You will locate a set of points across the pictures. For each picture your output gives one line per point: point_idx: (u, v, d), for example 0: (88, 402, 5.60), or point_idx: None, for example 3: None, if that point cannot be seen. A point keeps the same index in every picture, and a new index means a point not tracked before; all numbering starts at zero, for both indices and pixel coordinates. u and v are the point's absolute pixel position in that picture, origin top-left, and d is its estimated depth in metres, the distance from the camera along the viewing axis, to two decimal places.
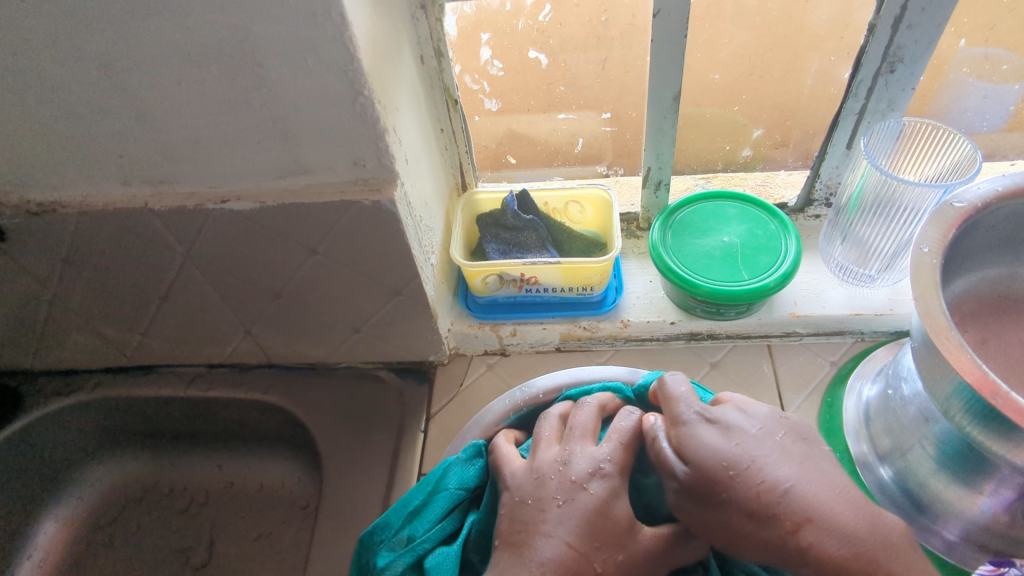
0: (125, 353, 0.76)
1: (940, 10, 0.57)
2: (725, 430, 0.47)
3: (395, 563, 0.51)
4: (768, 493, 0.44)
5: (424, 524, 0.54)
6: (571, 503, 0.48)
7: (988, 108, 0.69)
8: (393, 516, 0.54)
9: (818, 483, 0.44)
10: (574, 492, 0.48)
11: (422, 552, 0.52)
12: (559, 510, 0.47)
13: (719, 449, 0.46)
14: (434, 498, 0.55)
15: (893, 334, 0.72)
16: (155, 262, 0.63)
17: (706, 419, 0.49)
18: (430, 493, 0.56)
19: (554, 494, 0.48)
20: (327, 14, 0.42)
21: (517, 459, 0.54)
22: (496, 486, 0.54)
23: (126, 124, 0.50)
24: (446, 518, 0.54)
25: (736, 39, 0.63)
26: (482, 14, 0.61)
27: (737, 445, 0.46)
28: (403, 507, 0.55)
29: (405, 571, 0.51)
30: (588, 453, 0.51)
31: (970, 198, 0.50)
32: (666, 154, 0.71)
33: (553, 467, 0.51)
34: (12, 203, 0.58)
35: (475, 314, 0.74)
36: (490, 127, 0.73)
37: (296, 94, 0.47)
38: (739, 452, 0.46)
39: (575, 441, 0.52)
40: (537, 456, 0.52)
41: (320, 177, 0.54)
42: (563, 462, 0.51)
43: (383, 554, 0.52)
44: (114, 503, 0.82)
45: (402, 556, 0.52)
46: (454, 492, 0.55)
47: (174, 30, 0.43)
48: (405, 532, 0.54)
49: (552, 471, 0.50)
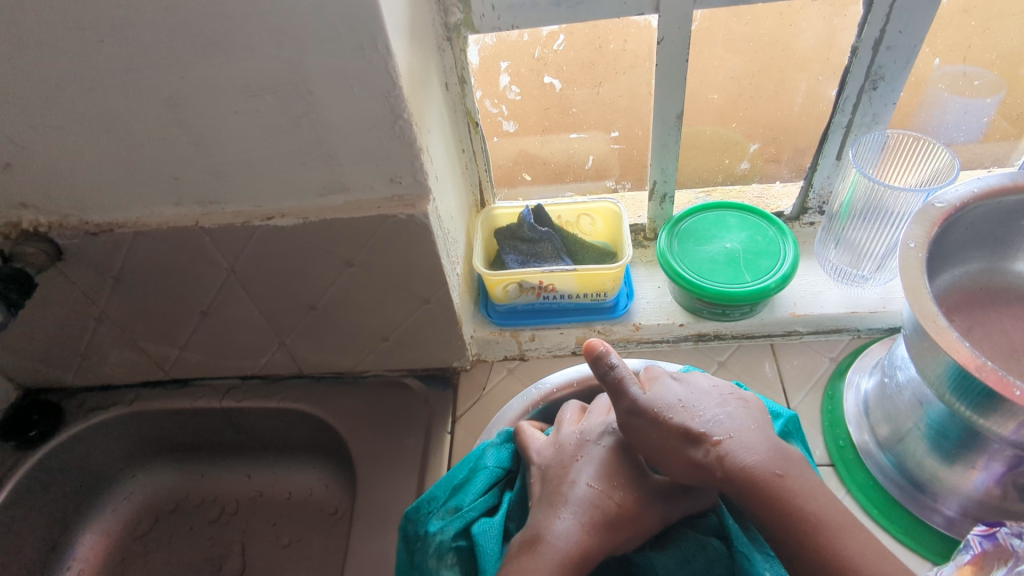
0: (163, 367, 0.80)
1: (915, 32, 0.64)
2: (686, 387, 0.56)
3: (447, 528, 0.56)
4: (788, 477, 0.48)
5: (469, 496, 0.59)
6: (588, 456, 0.56)
7: (964, 121, 0.75)
8: (438, 490, 0.58)
9: (767, 440, 0.50)
10: (588, 447, 0.57)
11: (469, 520, 0.57)
12: (581, 462, 0.56)
13: (677, 393, 0.55)
14: (475, 475, 0.60)
15: (887, 330, 0.77)
16: (199, 277, 0.68)
17: (674, 378, 0.57)
18: (471, 470, 0.61)
19: (574, 452, 0.57)
20: (373, 46, 0.48)
21: (542, 437, 0.61)
22: (524, 460, 0.61)
23: (184, 148, 0.55)
24: (487, 493, 0.59)
25: (728, 62, 0.69)
26: (502, 44, 0.67)
27: (691, 394, 0.55)
28: (447, 482, 0.59)
29: (455, 536, 0.56)
30: (599, 420, 0.59)
31: (948, 199, 0.55)
32: (670, 169, 0.77)
33: (571, 436, 0.59)
34: (71, 224, 0.63)
35: (496, 321, 0.79)
36: (506, 147, 0.79)
37: (339, 118, 0.52)
38: (689, 396, 0.55)
39: (591, 416, 0.61)
40: (559, 435, 0.60)
41: (358, 195, 0.59)
42: (580, 433, 0.59)
43: (433, 521, 0.57)
44: (148, 514, 0.86)
45: (451, 523, 0.57)
46: (494, 470, 0.61)
47: (235, 64, 0.49)
48: (450, 503, 0.58)
49: (572, 442, 0.58)
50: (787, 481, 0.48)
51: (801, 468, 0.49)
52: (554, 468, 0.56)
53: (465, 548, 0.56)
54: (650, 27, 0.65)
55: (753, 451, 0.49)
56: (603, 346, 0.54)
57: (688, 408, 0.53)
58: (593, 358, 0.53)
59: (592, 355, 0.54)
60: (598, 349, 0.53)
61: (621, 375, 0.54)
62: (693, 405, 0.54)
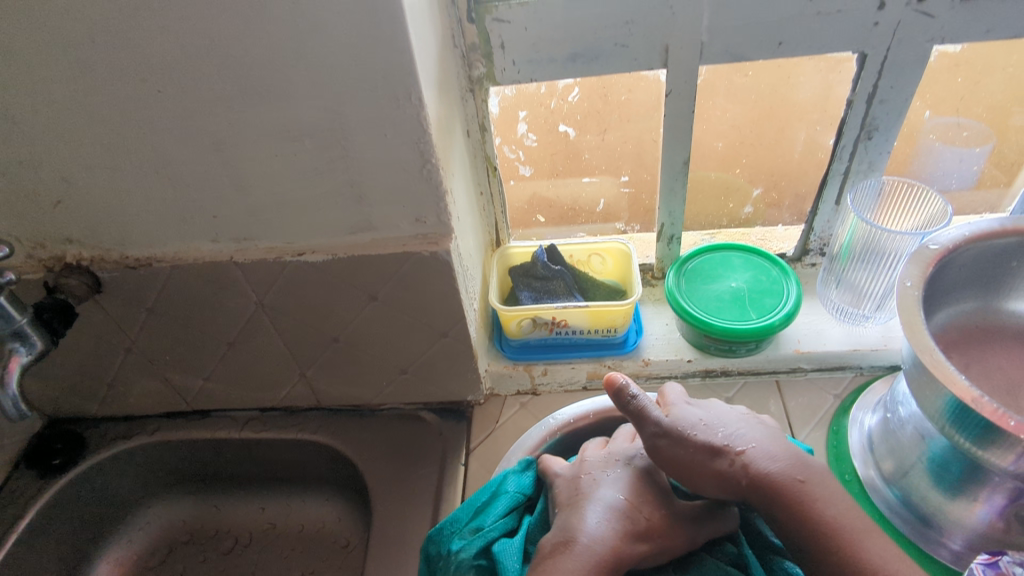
0: (186, 398, 0.83)
1: (905, 87, 0.68)
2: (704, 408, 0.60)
3: (467, 547, 0.58)
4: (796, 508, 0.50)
5: (490, 517, 0.60)
6: (610, 476, 0.59)
7: (955, 169, 0.79)
8: (461, 513, 0.61)
9: (794, 455, 0.55)
10: (617, 468, 0.60)
11: (490, 540, 0.58)
12: (607, 480, 0.59)
13: (698, 413, 0.59)
14: (495, 499, 0.62)
15: (888, 368, 0.80)
16: (228, 310, 0.71)
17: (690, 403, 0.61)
18: (492, 495, 0.63)
19: (601, 471, 0.60)
20: (408, 98, 0.52)
21: (563, 463, 0.63)
22: (546, 484, 0.63)
23: (225, 188, 0.59)
24: (507, 516, 0.61)
25: (731, 111, 0.74)
26: (521, 95, 0.72)
27: (711, 415, 0.59)
28: (470, 505, 0.62)
29: (475, 555, 0.57)
30: (626, 446, 0.62)
31: (942, 241, 0.59)
32: (677, 212, 0.81)
33: (599, 458, 0.61)
34: (112, 258, 0.66)
35: (509, 355, 0.82)
36: (520, 190, 0.83)
37: (372, 162, 0.56)
38: (710, 415, 0.59)
39: (617, 443, 0.63)
40: (584, 459, 0.62)
41: (385, 233, 0.63)
42: (607, 455, 0.62)
43: (456, 541, 0.59)
44: (162, 545, 0.87)
45: (472, 542, 0.58)
46: (515, 494, 0.62)
47: (280, 113, 0.53)
48: (472, 524, 0.60)
49: (597, 461, 0.61)
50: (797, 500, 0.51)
51: (807, 491, 0.52)
52: (577, 485, 0.59)
53: (485, 567, 0.57)
54: (658, 81, 0.69)
55: (778, 460, 0.54)
56: (622, 379, 0.57)
57: (711, 426, 0.57)
58: (614, 391, 0.57)
59: (617, 390, 0.57)
60: (618, 383, 0.57)
61: (644, 405, 0.57)
62: (714, 424, 0.58)
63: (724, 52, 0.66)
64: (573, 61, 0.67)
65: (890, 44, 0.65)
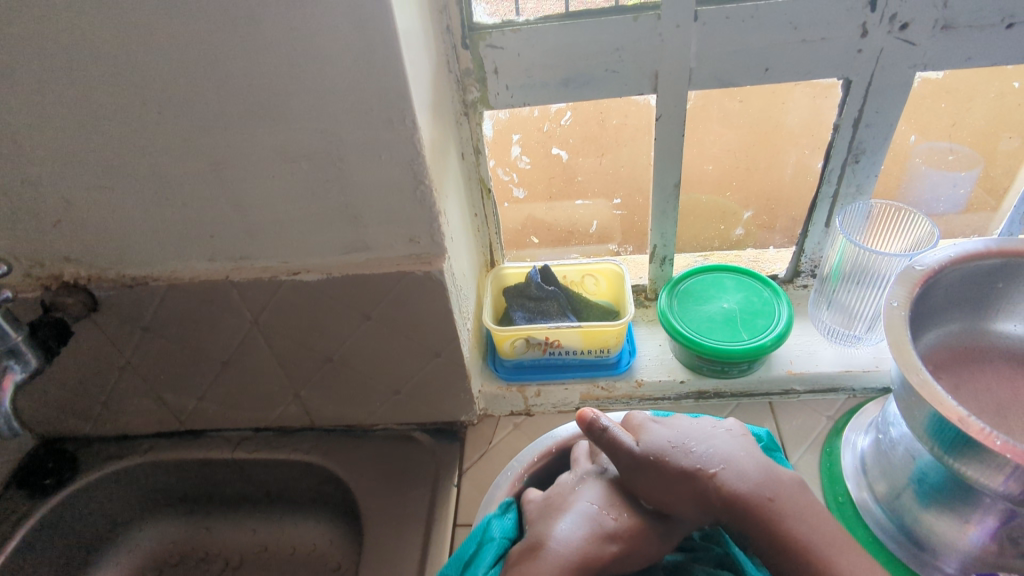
0: (180, 418, 0.83)
1: (891, 112, 0.70)
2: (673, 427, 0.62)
3: None
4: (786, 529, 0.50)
5: (481, 567, 0.58)
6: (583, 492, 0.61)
7: (943, 193, 0.80)
8: (451, 569, 0.59)
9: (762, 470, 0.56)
10: (589, 483, 0.62)
11: None
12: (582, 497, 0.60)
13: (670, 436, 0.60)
14: (483, 548, 0.60)
15: (881, 390, 0.80)
16: (223, 329, 0.71)
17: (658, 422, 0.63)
18: (478, 543, 0.61)
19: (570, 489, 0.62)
20: (402, 121, 0.53)
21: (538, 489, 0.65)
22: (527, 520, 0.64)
23: (221, 208, 0.60)
24: (498, 563, 0.59)
25: (722, 136, 0.75)
26: (514, 119, 0.73)
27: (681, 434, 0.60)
28: (458, 559, 0.60)
29: None
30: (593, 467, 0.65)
31: (927, 263, 0.59)
32: (669, 234, 0.82)
33: (570, 478, 0.64)
34: (109, 277, 0.67)
35: (503, 376, 0.82)
36: (515, 212, 0.84)
37: (367, 184, 0.58)
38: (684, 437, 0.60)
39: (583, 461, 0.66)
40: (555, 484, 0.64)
41: (379, 253, 0.64)
42: (577, 475, 0.64)
43: None
44: (152, 567, 0.86)
45: None
46: (501, 540, 0.61)
47: (277, 135, 0.54)
48: None
49: (568, 483, 0.63)
50: (775, 502, 0.53)
51: (787, 494, 0.54)
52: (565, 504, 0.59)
53: None
54: (648, 105, 0.71)
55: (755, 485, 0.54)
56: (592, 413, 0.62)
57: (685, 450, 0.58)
58: (586, 425, 0.61)
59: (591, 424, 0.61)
60: (588, 417, 0.61)
61: (614, 435, 0.60)
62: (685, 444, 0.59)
63: (713, 78, 0.67)
64: (565, 86, 0.68)
65: (874, 70, 0.66)
